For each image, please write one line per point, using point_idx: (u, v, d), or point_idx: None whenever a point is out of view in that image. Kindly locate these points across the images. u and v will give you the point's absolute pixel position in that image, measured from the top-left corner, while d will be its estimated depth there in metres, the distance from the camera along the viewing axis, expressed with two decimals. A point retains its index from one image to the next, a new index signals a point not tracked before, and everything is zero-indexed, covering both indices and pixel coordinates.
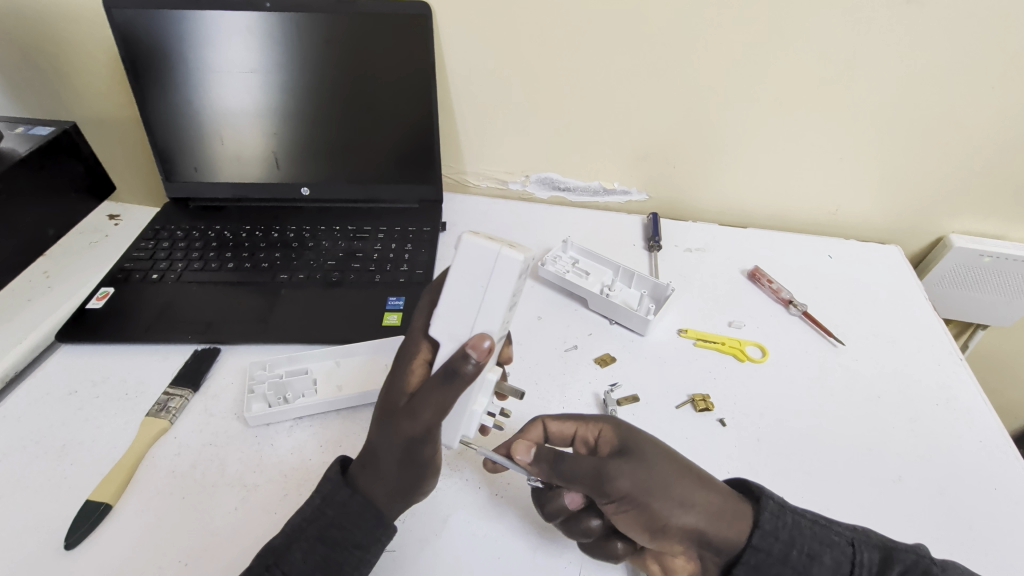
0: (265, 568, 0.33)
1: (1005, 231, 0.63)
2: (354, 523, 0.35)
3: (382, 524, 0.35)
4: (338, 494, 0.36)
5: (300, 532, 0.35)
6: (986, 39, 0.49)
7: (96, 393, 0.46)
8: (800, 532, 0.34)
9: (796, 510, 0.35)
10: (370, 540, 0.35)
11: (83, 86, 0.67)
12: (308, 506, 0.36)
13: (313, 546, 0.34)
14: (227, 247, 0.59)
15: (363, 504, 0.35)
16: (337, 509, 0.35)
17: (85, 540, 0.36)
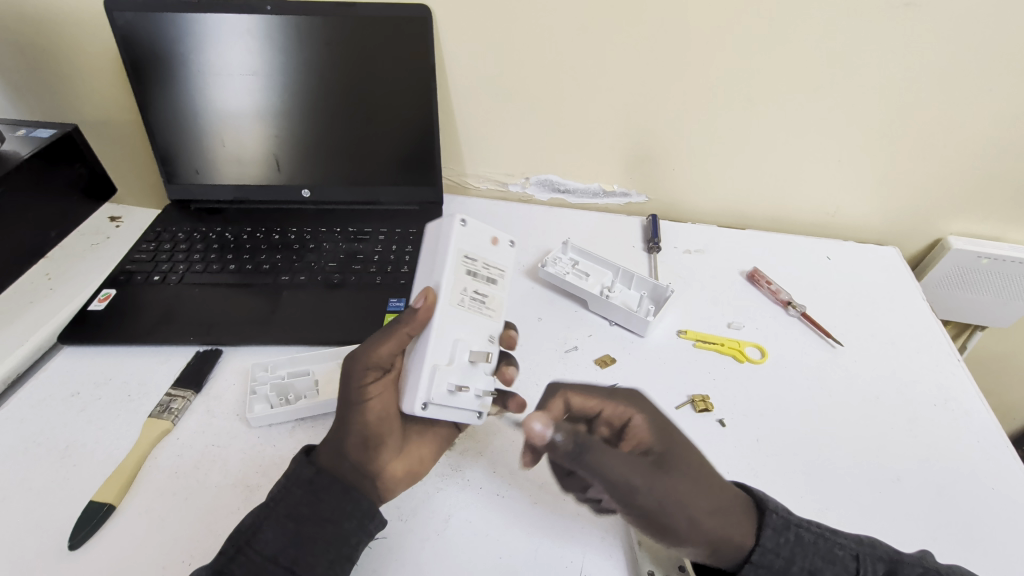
0: (236, 548, 0.34)
1: (1002, 232, 0.63)
2: (323, 500, 0.36)
3: (352, 498, 0.36)
4: (303, 473, 0.36)
5: (269, 511, 0.35)
6: (982, 43, 0.50)
7: (99, 395, 0.46)
8: (802, 549, 0.34)
9: (800, 522, 0.35)
10: (340, 515, 0.35)
11: (84, 88, 0.67)
12: (276, 487, 0.36)
13: (284, 524, 0.35)
14: (228, 249, 0.60)
15: (328, 479, 0.36)
16: (305, 488, 0.36)
17: (89, 541, 0.36)
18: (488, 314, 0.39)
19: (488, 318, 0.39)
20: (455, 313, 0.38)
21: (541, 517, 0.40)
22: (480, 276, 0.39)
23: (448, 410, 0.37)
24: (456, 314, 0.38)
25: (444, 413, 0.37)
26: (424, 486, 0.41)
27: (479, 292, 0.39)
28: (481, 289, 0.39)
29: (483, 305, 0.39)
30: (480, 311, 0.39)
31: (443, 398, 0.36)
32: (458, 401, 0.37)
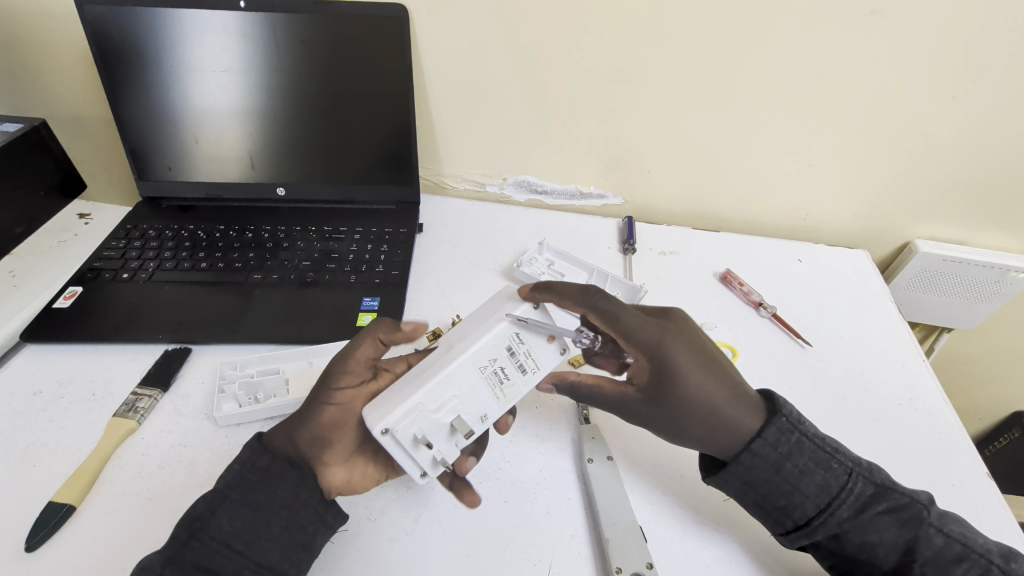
0: (190, 535, 0.33)
1: (966, 237, 0.65)
2: (278, 485, 0.36)
3: (307, 483, 0.36)
4: (257, 460, 0.36)
5: (224, 497, 0.35)
6: (945, 52, 0.51)
7: (62, 394, 0.45)
8: (800, 449, 0.37)
9: (806, 432, 0.38)
10: (296, 500, 0.36)
11: (53, 82, 0.66)
12: (229, 472, 0.36)
13: (239, 509, 0.35)
14: (201, 247, 0.59)
15: (283, 467, 0.36)
16: (260, 474, 0.36)
17: (47, 543, 0.35)
18: (497, 398, 0.37)
19: (494, 400, 0.37)
20: (466, 374, 0.36)
21: (510, 515, 0.40)
22: (518, 361, 0.38)
23: (401, 453, 0.35)
24: (469, 375, 0.36)
25: (394, 451, 0.35)
26: (393, 485, 0.41)
27: (506, 372, 0.37)
28: (511, 369, 0.37)
29: (499, 386, 0.37)
30: (495, 390, 0.37)
31: (403, 444, 0.35)
32: (412, 452, 0.35)
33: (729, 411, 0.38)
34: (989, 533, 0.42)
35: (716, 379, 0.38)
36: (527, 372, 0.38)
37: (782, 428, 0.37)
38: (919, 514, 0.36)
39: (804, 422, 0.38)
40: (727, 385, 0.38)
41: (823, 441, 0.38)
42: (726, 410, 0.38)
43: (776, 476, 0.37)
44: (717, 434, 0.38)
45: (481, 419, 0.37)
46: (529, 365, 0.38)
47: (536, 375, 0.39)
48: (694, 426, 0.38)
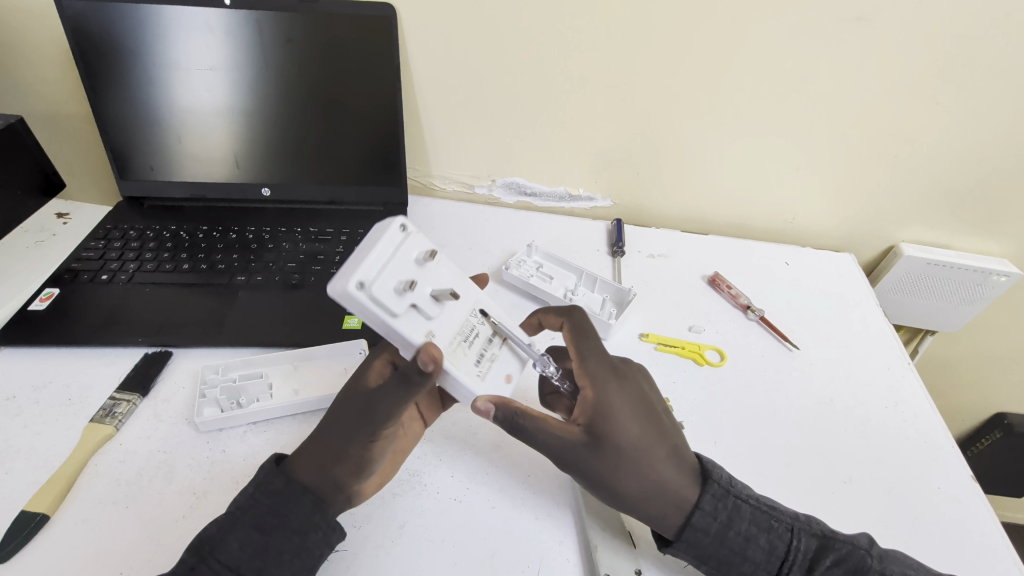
0: (198, 559, 0.32)
1: (950, 241, 0.65)
2: (291, 510, 0.34)
3: (321, 509, 0.35)
4: (272, 483, 0.35)
5: (235, 522, 0.33)
6: (929, 58, 0.52)
7: (37, 399, 0.44)
8: (738, 514, 0.36)
9: (739, 493, 0.37)
10: (309, 526, 0.34)
11: (30, 78, 0.64)
12: (241, 496, 0.35)
13: (250, 535, 0.33)
14: (183, 248, 0.58)
15: (300, 493, 0.35)
16: (272, 498, 0.34)
17: (19, 553, 0.34)
18: (449, 348, 0.34)
19: (445, 345, 0.34)
20: (448, 308, 0.35)
21: (498, 522, 0.39)
22: (482, 356, 0.37)
23: (382, 266, 0.30)
24: (450, 311, 0.35)
25: (374, 256, 0.30)
26: (380, 492, 0.40)
27: (471, 348, 0.36)
28: (472, 353, 0.36)
29: (457, 350, 0.35)
30: (452, 348, 0.35)
31: (399, 250, 0.31)
32: (387, 284, 0.31)
33: (666, 475, 0.36)
34: (973, 538, 0.42)
35: (660, 437, 0.37)
36: (481, 370, 0.36)
37: (716, 491, 0.36)
38: (863, 561, 0.35)
39: (736, 482, 0.38)
40: (666, 444, 0.37)
41: (758, 499, 0.37)
42: (664, 470, 0.36)
43: (720, 547, 0.36)
44: (653, 497, 0.36)
45: (422, 335, 0.33)
46: (485, 372, 0.36)
47: (482, 389, 0.36)
48: (626, 485, 0.36)
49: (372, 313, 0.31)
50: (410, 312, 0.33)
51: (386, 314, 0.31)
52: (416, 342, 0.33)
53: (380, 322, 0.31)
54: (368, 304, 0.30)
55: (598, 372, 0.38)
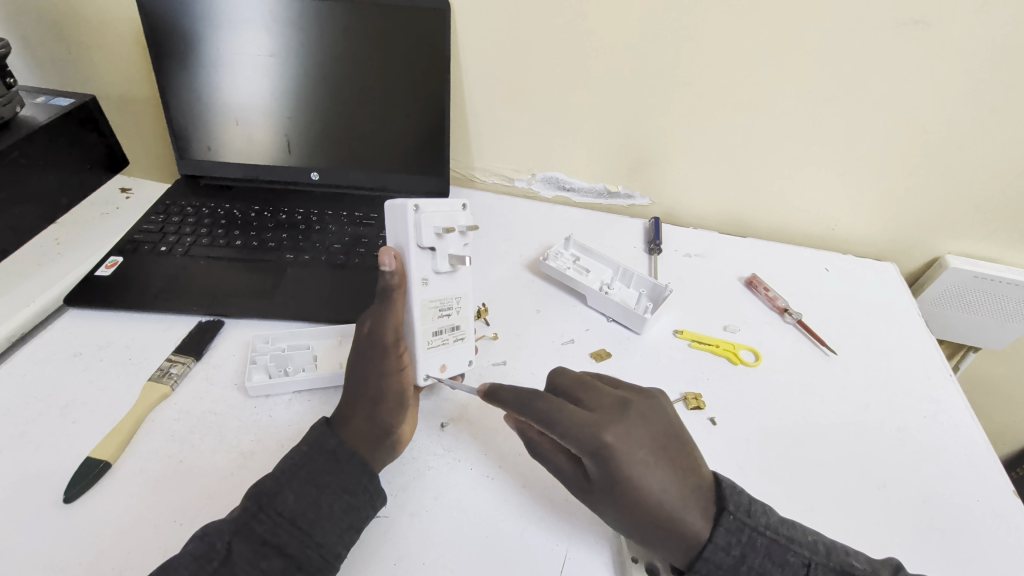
0: (258, 508, 0.34)
1: (999, 254, 0.64)
2: (343, 469, 0.37)
3: (369, 472, 0.37)
4: (327, 443, 0.38)
5: (291, 476, 0.35)
6: (989, 65, 0.51)
7: (100, 356, 0.47)
8: (753, 549, 0.33)
9: (757, 525, 0.34)
10: (358, 486, 0.36)
11: (103, 60, 0.68)
12: (297, 454, 0.37)
13: (304, 488, 0.35)
14: (236, 225, 0.60)
15: (350, 451, 0.37)
16: (326, 456, 0.37)
17: (84, 495, 0.37)
18: (424, 304, 0.40)
19: (424, 298, 0.41)
20: (451, 280, 0.42)
21: (529, 502, 0.40)
22: (440, 334, 0.42)
23: (438, 211, 0.39)
24: (448, 287, 0.42)
25: (436, 203, 0.39)
26: (416, 463, 0.42)
27: (438, 319, 0.42)
28: (437, 323, 0.42)
29: (429, 311, 0.41)
30: (427, 308, 0.41)
31: (454, 214, 0.40)
32: (432, 226, 0.39)
33: (674, 520, 0.34)
34: (1014, 555, 0.41)
35: (665, 476, 0.35)
36: (431, 340, 0.42)
37: (731, 523, 0.34)
38: None
39: (755, 511, 0.35)
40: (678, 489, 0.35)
41: (776, 531, 0.34)
42: (673, 511, 0.34)
43: None
44: (668, 537, 0.34)
45: (419, 277, 0.40)
46: (432, 345, 0.42)
47: (421, 355, 0.41)
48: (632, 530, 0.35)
49: (406, 232, 0.39)
50: (425, 254, 0.40)
51: (413, 238, 0.39)
52: (412, 277, 0.40)
53: (405, 242, 0.39)
54: (410, 222, 0.38)
55: (589, 424, 0.35)
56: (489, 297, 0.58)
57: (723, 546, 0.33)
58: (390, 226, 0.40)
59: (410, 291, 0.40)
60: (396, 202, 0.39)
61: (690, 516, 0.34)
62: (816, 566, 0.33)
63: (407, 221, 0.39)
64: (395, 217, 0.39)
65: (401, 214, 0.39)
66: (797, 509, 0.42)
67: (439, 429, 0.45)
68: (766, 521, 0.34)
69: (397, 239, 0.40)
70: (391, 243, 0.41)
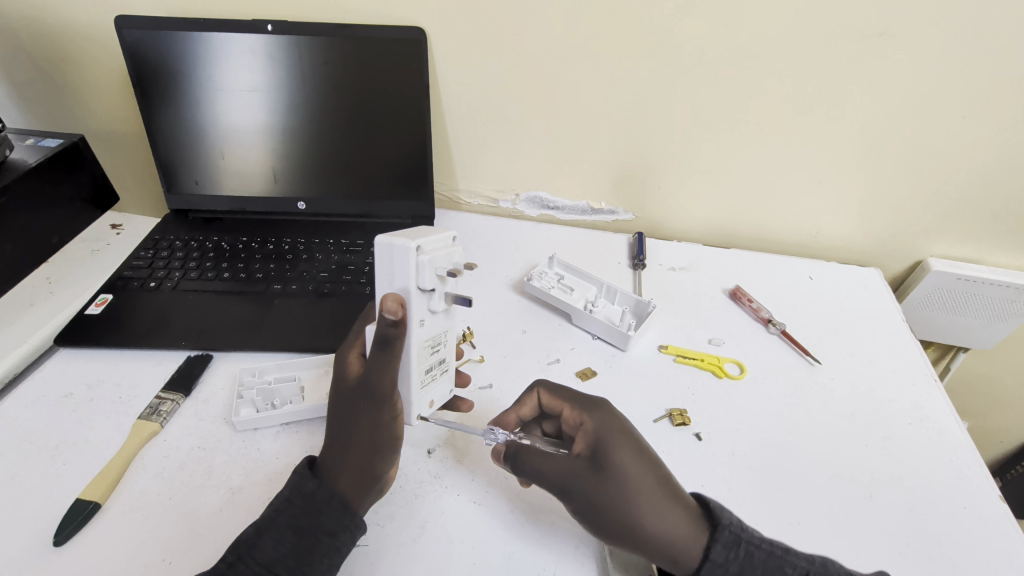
0: (236, 558, 0.34)
1: (980, 255, 0.64)
2: (323, 512, 0.36)
3: (350, 512, 0.37)
4: (305, 485, 0.38)
5: (270, 522, 0.36)
6: (957, 72, 0.52)
7: (91, 397, 0.47)
8: (750, 563, 0.34)
9: (751, 538, 0.34)
10: (339, 527, 0.36)
11: (91, 99, 0.69)
12: (277, 499, 0.37)
13: (282, 534, 0.35)
14: (223, 258, 0.61)
15: (328, 493, 0.37)
16: (305, 499, 0.37)
17: (73, 538, 0.37)
18: (420, 346, 0.38)
19: (420, 339, 0.38)
20: (443, 317, 0.40)
21: (517, 524, 0.41)
22: (431, 371, 0.41)
23: (437, 250, 0.36)
24: (440, 323, 0.40)
25: (434, 241, 0.36)
26: (402, 491, 0.42)
27: (429, 356, 0.40)
28: (429, 362, 0.40)
29: (423, 351, 0.39)
30: (422, 349, 0.38)
31: (450, 252, 0.37)
32: (434, 266, 0.36)
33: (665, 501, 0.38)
34: (1001, 561, 0.41)
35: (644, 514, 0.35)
36: (424, 380, 0.40)
37: (727, 538, 0.34)
38: None
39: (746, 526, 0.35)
40: None
41: (771, 543, 0.34)
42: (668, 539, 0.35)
43: None
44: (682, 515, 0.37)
45: (418, 319, 0.37)
46: (424, 384, 0.40)
47: (416, 396, 0.40)
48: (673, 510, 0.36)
49: (406, 274, 0.35)
50: (424, 296, 0.37)
51: (413, 280, 0.36)
52: (411, 320, 0.37)
53: (405, 285, 0.36)
54: (411, 264, 0.35)
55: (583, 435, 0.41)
56: (475, 319, 0.58)
57: (722, 562, 0.33)
58: (381, 265, 0.36)
59: (408, 335, 0.37)
60: (395, 244, 0.35)
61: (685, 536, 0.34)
62: (815, 573, 0.34)
63: (408, 261, 0.35)
64: (391, 257, 0.36)
65: (399, 255, 0.35)
66: (782, 524, 0.42)
67: (426, 455, 0.45)
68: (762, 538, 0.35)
69: (392, 280, 0.36)
70: (383, 284, 0.37)
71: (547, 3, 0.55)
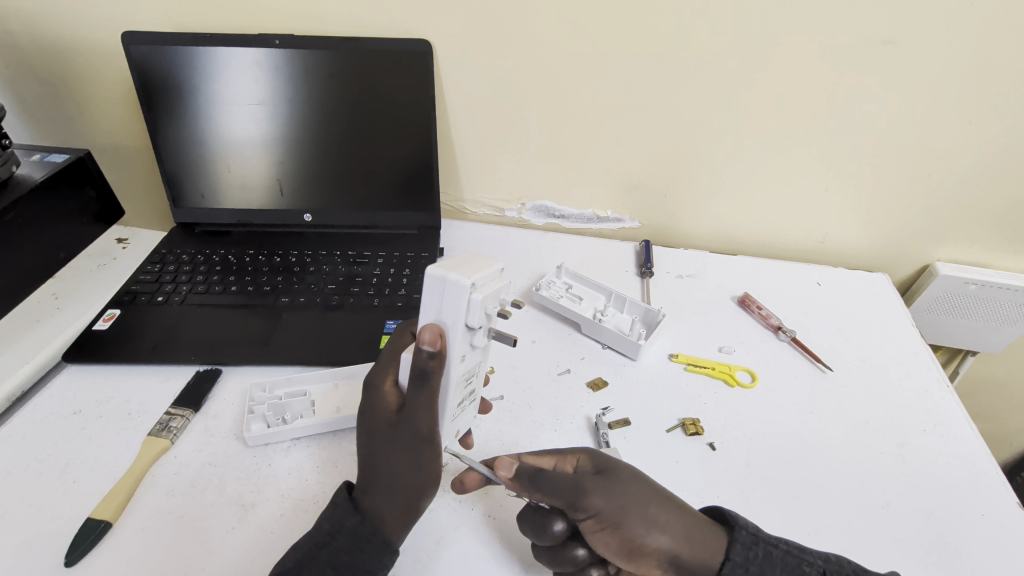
0: None
1: (987, 259, 0.64)
2: (365, 550, 0.36)
3: (390, 550, 0.37)
4: (347, 521, 0.37)
5: (311, 559, 0.35)
6: (961, 78, 0.52)
7: (99, 413, 0.47)
8: (771, 562, 0.34)
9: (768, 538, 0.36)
10: (379, 565, 0.36)
11: (97, 114, 0.70)
12: (319, 533, 0.37)
13: (324, 571, 0.35)
14: (231, 271, 0.61)
15: (371, 530, 0.37)
16: (347, 535, 0.36)
17: (85, 557, 0.37)
18: (458, 380, 0.37)
19: (458, 373, 0.37)
20: (481, 351, 0.39)
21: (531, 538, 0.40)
22: (461, 402, 0.40)
23: (490, 288, 0.35)
24: (476, 357, 0.39)
25: (489, 277, 0.35)
26: None
27: (463, 389, 0.39)
28: (462, 393, 0.39)
29: (459, 385, 0.38)
30: (459, 384, 0.38)
31: (502, 291, 0.36)
32: (485, 305, 0.35)
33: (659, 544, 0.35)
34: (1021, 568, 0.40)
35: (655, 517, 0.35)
36: (455, 413, 0.40)
37: (744, 539, 0.35)
38: None
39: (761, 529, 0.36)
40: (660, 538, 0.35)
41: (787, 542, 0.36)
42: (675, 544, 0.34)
43: None
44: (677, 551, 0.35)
45: (459, 355, 0.36)
46: (455, 415, 0.40)
47: (447, 426, 0.40)
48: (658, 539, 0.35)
49: (455, 310, 0.34)
50: (468, 331, 0.36)
51: (461, 316, 0.34)
52: (452, 356, 0.35)
53: (452, 321, 0.34)
54: (463, 302, 0.33)
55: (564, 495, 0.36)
56: None
57: (743, 562, 0.34)
58: (429, 294, 0.35)
59: (447, 370, 0.36)
60: (449, 278, 0.33)
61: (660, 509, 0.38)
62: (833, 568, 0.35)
63: (460, 298, 0.33)
64: (442, 290, 0.34)
65: (452, 289, 0.33)
66: (799, 533, 0.42)
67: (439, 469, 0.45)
68: (743, 524, 0.36)
69: (438, 312, 0.35)
70: (427, 312, 0.35)
71: (552, 14, 0.55)
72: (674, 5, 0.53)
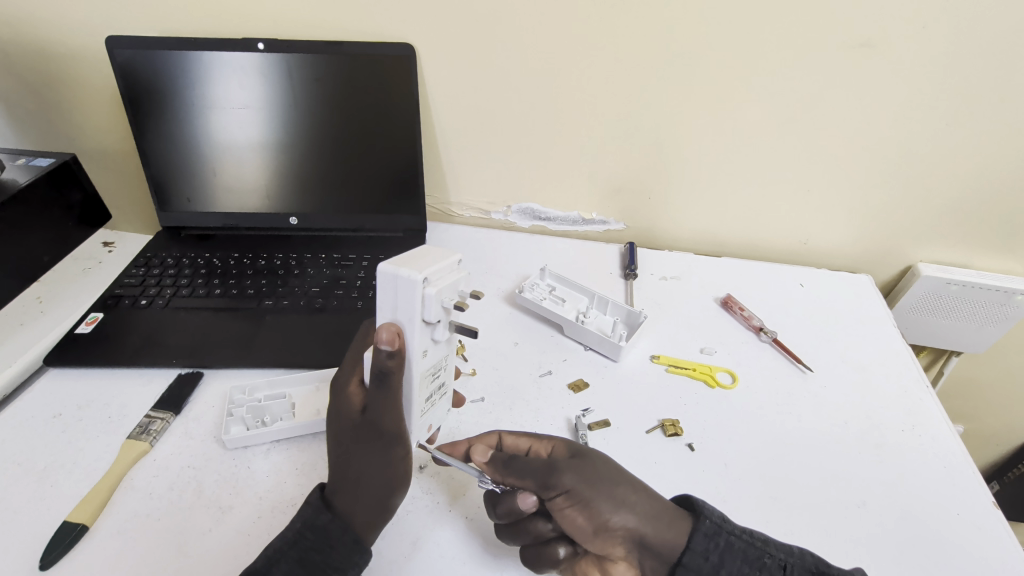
0: None
1: (969, 259, 0.65)
2: (335, 548, 0.36)
3: (361, 549, 0.37)
4: (319, 517, 0.37)
5: (281, 554, 0.35)
6: (937, 81, 0.53)
7: (80, 416, 0.47)
8: (731, 552, 0.35)
9: (732, 527, 0.36)
10: (349, 563, 0.36)
11: (82, 119, 0.70)
12: (289, 532, 0.36)
13: (293, 569, 0.35)
14: (215, 275, 0.61)
15: (341, 527, 0.37)
16: (317, 533, 0.36)
17: (60, 561, 0.37)
18: (422, 374, 0.38)
19: (421, 368, 0.38)
20: (445, 345, 0.40)
21: (506, 538, 0.41)
22: (430, 397, 0.41)
23: (444, 281, 0.36)
24: (442, 349, 0.40)
25: (442, 272, 0.36)
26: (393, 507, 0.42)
27: (430, 383, 0.40)
28: (429, 389, 0.41)
29: (424, 379, 0.39)
30: (424, 378, 0.39)
31: (456, 284, 0.37)
32: (440, 299, 0.36)
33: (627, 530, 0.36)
34: (994, 565, 0.41)
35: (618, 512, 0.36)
36: (424, 407, 0.41)
37: (709, 527, 0.35)
38: None
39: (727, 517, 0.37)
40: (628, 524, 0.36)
41: (751, 533, 0.36)
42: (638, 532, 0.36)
43: None
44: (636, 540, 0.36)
45: (420, 351, 0.37)
46: (424, 411, 0.41)
47: (417, 422, 0.41)
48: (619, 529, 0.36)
49: (411, 307, 0.35)
50: (427, 326, 0.37)
51: (418, 313, 0.35)
52: (412, 351, 0.37)
53: (408, 318, 0.36)
54: (416, 298, 0.34)
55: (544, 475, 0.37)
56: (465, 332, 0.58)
57: (703, 551, 0.35)
58: (384, 293, 0.36)
59: (409, 365, 0.37)
60: (400, 275, 0.34)
61: (664, 527, 0.35)
62: (795, 563, 0.35)
63: (414, 295, 0.34)
64: (395, 288, 0.35)
65: (405, 287, 0.34)
66: (775, 534, 0.42)
67: (417, 471, 0.45)
68: (708, 512, 0.36)
69: (395, 310, 0.36)
70: (385, 311, 0.36)
71: (534, 18, 0.56)
72: (654, 9, 0.53)
